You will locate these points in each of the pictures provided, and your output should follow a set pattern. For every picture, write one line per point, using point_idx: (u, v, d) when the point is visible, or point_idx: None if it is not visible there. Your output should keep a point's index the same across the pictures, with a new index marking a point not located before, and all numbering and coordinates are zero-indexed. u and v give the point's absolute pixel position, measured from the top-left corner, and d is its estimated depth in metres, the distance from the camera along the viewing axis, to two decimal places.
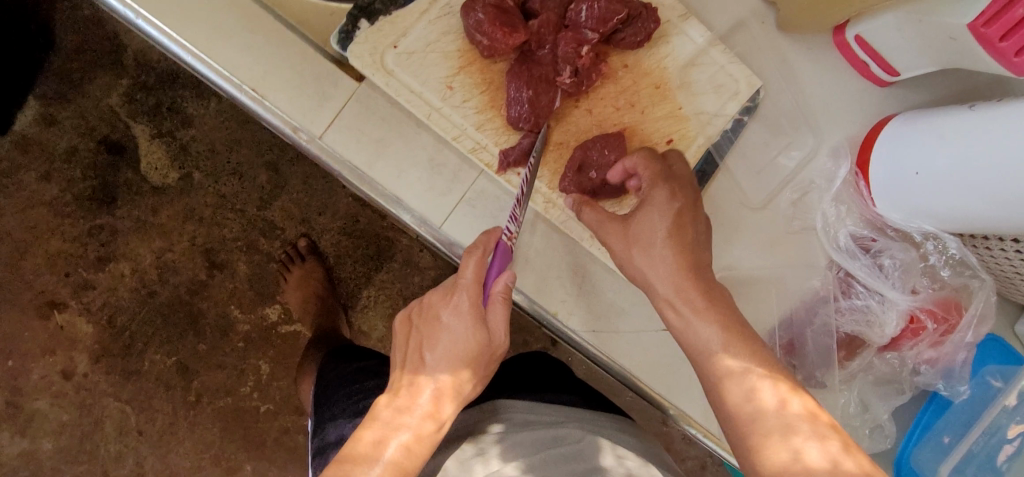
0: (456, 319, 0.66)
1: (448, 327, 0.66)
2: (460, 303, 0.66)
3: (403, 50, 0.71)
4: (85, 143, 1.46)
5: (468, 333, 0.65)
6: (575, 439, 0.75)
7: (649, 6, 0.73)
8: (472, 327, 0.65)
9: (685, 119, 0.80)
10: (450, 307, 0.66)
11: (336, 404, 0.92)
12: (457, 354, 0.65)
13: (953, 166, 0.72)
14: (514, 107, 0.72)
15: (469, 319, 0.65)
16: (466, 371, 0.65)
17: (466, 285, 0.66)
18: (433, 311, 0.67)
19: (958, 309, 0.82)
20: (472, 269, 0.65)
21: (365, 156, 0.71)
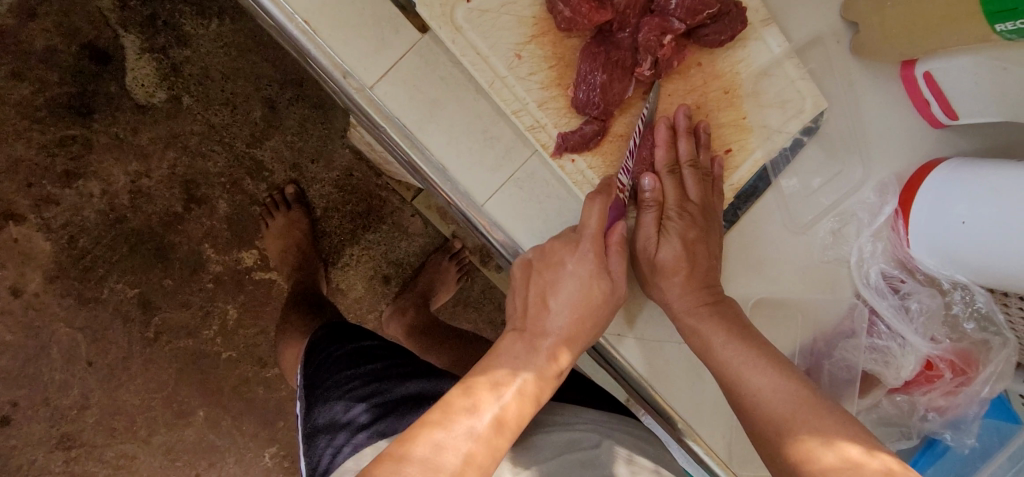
0: (580, 268, 0.67)
1: (573, 276, 0.67)
2: (585, 253, 0.67)
3: (476, 7, 0.64)
4: (66, 44, 1.32)
5: (593, 281, 0.67)
6: (590, 444, 0.72)
7: (740, 5, 0.69)
8: (597, 274, 0.67)
9: (748, 130, 0.77)
10: (575, 256, 0.67)
11: (338, 385, 0.88)
12: (581, 301, 0.67)
13: (1001, 217, 0.71)
14: (582, 89, 0.67)
15: (594, 269, 0.67)
16: (589, 318, 0.67)
17: (591, 235, 0.67)
18: (556, 257, 0.67)
19: (976, 364, 0.82)
20: (598, 216, 0.66)
21: (416, 115, 0.65)
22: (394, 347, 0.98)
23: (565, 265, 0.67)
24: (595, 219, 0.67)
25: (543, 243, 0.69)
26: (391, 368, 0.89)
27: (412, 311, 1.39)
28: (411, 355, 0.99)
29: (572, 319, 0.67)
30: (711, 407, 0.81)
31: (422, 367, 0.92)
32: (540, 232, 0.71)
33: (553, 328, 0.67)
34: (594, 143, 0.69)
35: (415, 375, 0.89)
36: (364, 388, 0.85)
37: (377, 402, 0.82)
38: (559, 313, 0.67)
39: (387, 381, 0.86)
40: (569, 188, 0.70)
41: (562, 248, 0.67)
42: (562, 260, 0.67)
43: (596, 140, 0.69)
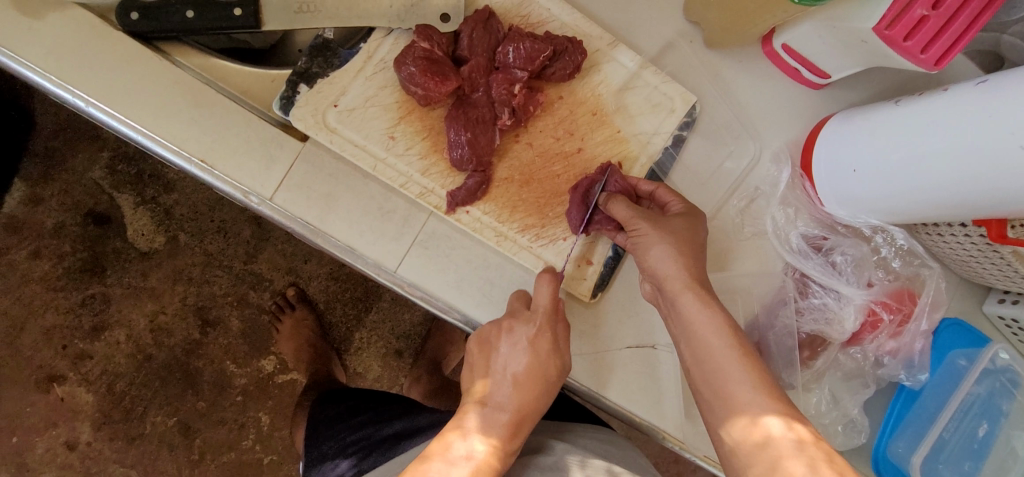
0: (537, 342, 0.73)
1: (521, 348, 0.73)
2: (539, 329, 0.73)
3: (343, 108, 0.75)
4: (72, 217, 1.43)
5: (544, 355, 0.73)
6: (554, 451, 0.78)
7: (573, 39, 0.78)
8: (551, 346, 0.73)
9: (625, 141, 0.84)
10: (532, 332, 0.72)
11: (329, 436, 1.00)
12: (532, 379, 0.73)
13: (894, 159, 0.75)
14: (454, 149, 0.75)
15: (549, 343, 0.73)
16: (542, 391, 0.74)
17: (544, 308, 0.74)
18: (511, 330, 0.73)
19: (911, 298, 0.86)
20: (549, 291, 0.73)
21: (315, 211, 0.74)
22: (375, 397, 1.10)
23: (521, 338, 0.73)
24: (546, 296, 0.74)
25: (500, 320, 0.74)
26: (371, 416, 1.01)
27: (426, 378, 1.45)
28: (395, 398, 1.10)
29: (527, 392, 0.73)
30: (670, 401, 0.83)
31: (402, 406, 1.03)
32: (456, 283, 0.77)
33: (508, 402, 0.73)
34: (482, 194, 0.77)
35: (396, 415, 0.99)
36: (354, 443, 0.95)
37: (351, 451, 0.93)
38: (508, 386, 0.74)
39: (366, 428, 0.97)
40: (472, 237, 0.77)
41: (515, 323, 0.73)
42: (519, 331, 0.73)
43: (482, 189, 0.77)
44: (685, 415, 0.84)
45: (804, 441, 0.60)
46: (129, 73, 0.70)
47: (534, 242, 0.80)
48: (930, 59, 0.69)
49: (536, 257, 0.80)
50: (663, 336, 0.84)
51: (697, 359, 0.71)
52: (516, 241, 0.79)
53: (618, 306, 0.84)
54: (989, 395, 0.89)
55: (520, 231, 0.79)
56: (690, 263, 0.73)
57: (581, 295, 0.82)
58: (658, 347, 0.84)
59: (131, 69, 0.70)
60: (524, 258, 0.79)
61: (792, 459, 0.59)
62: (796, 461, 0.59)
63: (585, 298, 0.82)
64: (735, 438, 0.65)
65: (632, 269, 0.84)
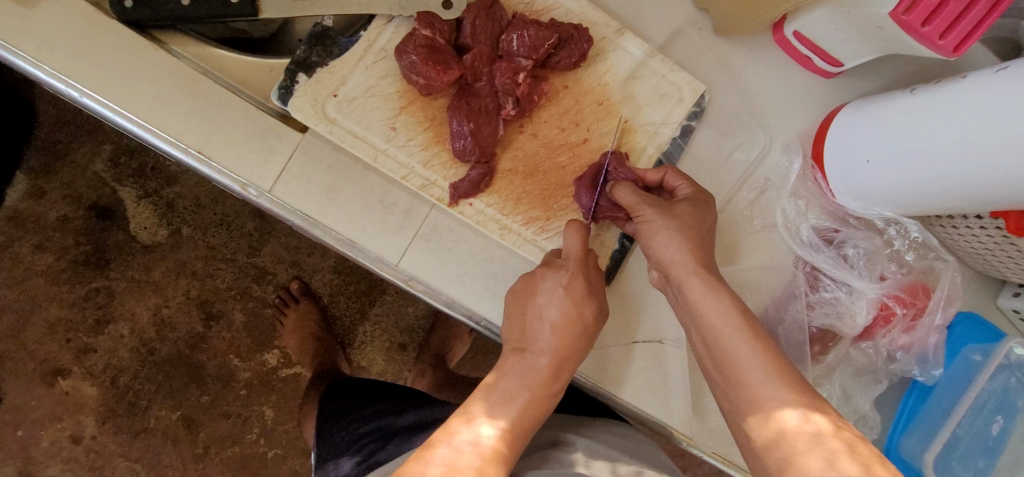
0: (573, 284, 0.72)
1: (556, 294, 0.72)
2: (572, 274, 0.72)
3: (343, 98, 0.73)
4: (74, 210, 1.42)
5: (578, 293, 0.72)
6: (561, 445, 0.77)
7: (579, 27, 0.76)
8: (585, 289, 0.72)
9: (632, 131, 0.82)
10: (566, 277, 0.72)
11: (345, 425, 0.99)
12: (568, 322, 0.72)
13: (908, 148, 0.73)
14: (457, 140, 0.73)
15: (584, 287, 0.72)
16: (580, 336, 0.72)
17: (575, 255, 0.73)
18: (544, 276, 0.72)
19: (925, 292, 0.84)
20: (579, 238, 0.73)
21: (315, 203, 0.72)
22: (378, 388, 1.08)
23: (553, 286, 0.72)
24: (575, 243, 0.73)
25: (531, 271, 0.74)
26: (387, 406, 0.99)
27: (431, 371, 1.43)
28: (407, 389, 1.08)
29: (565, 336, 0.71)
30: (678, 397, 0.82)
31: (415, 399, 1.01)
32: (459, 277, 0.76)
33: (549, 346, 0.71)
34: (485, 186, 0.76)
35: (403, 407, 0.97)
36: (362, 437, 0.93)
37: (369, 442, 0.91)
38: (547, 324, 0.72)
39: (383, 418, 0.95)
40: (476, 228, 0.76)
41: (548, 271, 0.73)
42: (551, 278, 0.72)
43: (486, 181, 0.76)
44: (692, 411, 0.83)
45: (821, 435, 0.57)
46: (124, 63, 0.69)
47: (538, 235, 0.78)
48: (948, 45, 0.66)
49: (541, 251, 0.78)
50: (670, 331, 0.82)
51: (707, 352, 0.69)
52: (520, 235, 0.77)
53: (624, 300, 0.82)
54: (1006, 390, 0.87)
55: (525, 224, 0.78)
56: (698, 255, 0.71)
57: None
58: (665, 342, 0.82)
59: (126, 58, 0.69)
60: (529, 251, 0.77)
61: (810, 455, 0.56)
62: (813, 454, 0.56)
63: None
64: (747, 433, 0.63)
65: (639, 262, 0.82)
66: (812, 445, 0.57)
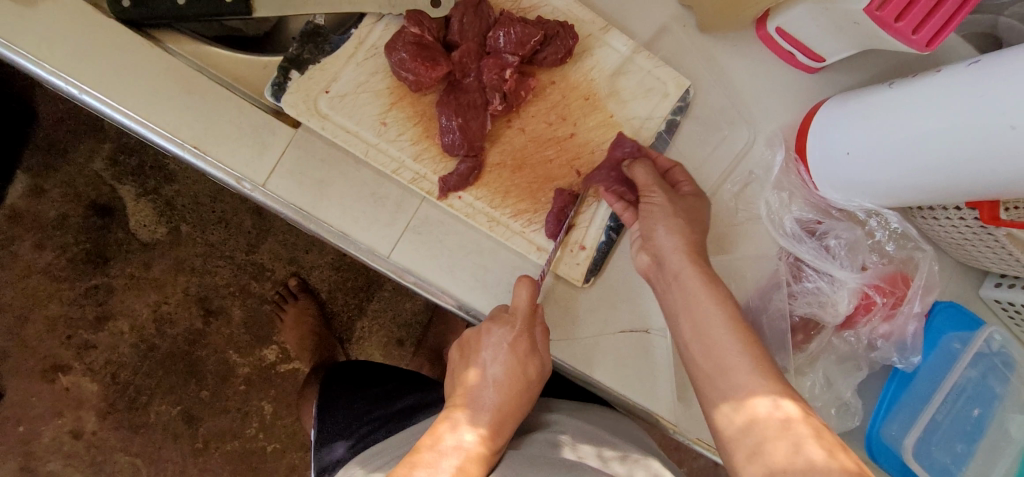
0: (517, 341, 0.74)
1: (501, 350, 0.75)
2: (516, 332, 0.74)
3: (335, 94, 0.75)
4: (74, 209, 1.44)
5: (521, 356, 0.74)
6: (548, 430, 0.79)
7: (565, 24, 0.78)
8: (527, 350, 0.74)
9: (618, 126, 0.84)
10: (510, 334, 0.74)
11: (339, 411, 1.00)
12: (512, 378, 0.75)
13: (886, 143, 0.75)
14: (446, 134, 0.75)
15: (527, 345, 0.75)
16: (523, 392, 0.75)
17: (521, 315, 0.75)
18: (489, 335, 0.75)
19: (905, 282, 0.85)
20: (528, 295, 0.75)
21: (308, 196, 0.74)
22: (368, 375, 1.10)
23: (497, 342, 0.75)
24: (524, 300, 0.75)
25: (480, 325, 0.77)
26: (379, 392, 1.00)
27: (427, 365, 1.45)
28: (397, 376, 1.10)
29: (508, 392, 0.75)
30: (664, 385, 0.84)
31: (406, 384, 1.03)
32: (449, 268, 0.78)
33: (489, 402, 0.74)
34: (474, 180, 0.77)
35: (397, 394, 0.99)
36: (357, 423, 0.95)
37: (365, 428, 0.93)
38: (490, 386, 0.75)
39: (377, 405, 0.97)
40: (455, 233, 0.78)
41: (494, 326, 0.75)
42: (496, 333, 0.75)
43: (474, 175, 0.78)
44: (678, 398, 0.85)
45: (794, 417, 0.60)
46: (122, 62, 0.71)
47: (526, 227, 0.80)
48: (921, 39, 0.69)
49: (529, 242, 0.80)
50: (656, 320, 0.84)
51: (688, 340, 0.71)
52: (509, 227, 0.79)
53: (611, 290, 0.84)
54: (982, 378, 0.89)
55: (513, 216, 0.80)
56: (680, 246, 0.74)
57: (574, 280, 0.82)
58: (651, 331, 0.84)
59: (124, 57, 0.71)
60: (518, 243, 0.79)
61: (783, 436, 0.59)
62: (786, 435, 0.59)
63: (577, 283, 0.82)
64: (725, 417, 0.65)
65: (625, 253, 0.84)
66: (784, 428, 0.59)
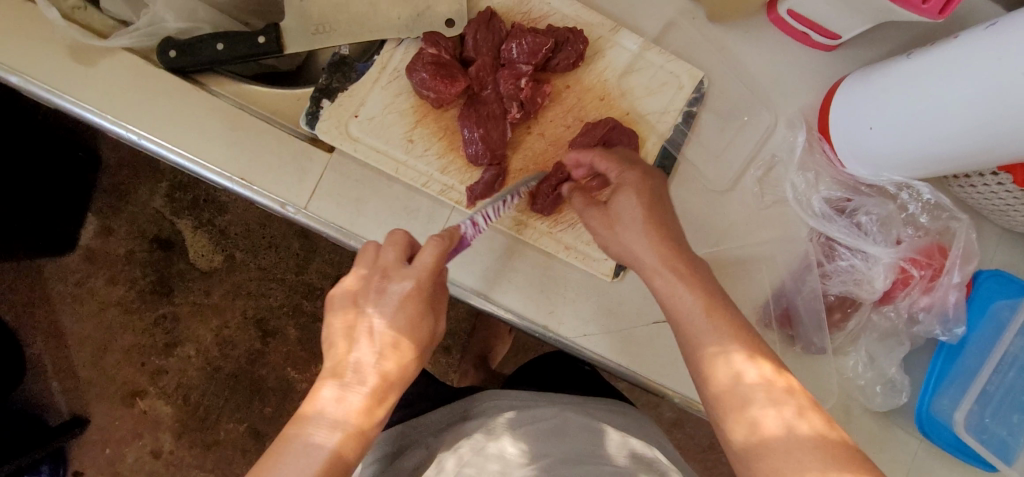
0: (406, 302, 0.68)
1: (392, 307, 0.68)
2: (414, 287, 0.68)
3: (363, 118, 0.80)
4: (140, 244, 1.56)
5: (415, 313, 0.69)
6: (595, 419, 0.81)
7: (574, 30, 0.81)
8: (421, 308, 0.69)
9: (634, 123, 0.86)
10: (407, 291, 0.68)
11: None
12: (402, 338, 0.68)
13: (910, 113, 0.74)
14: (469, 145, 0.79)
15: (420, 302, 0.69)
16: (415, 350, 0.70)
17: (421, 270, 0.68)
18: (382, 293, 0.68)
19: (941, 253, 0.84)
20: (434, 253, 0.68)
21: (346, 215, 0.79)
22: None
23: (394, 297, 0.68)
24: (429, 256, 0.68)
25: (367, 279, 0.70)
26: None
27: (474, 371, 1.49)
28: None
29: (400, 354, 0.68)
30: None
31: None
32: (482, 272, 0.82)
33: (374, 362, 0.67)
34: (499, 186, 0.81)
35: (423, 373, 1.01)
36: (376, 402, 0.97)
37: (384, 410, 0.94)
38: (371, 347, 0.68)
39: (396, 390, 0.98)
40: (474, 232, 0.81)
41: (388, 282, 0.69)
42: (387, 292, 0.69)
43: (499, 181, 0.81)
44: None
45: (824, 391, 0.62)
46: (173, 107, 0.77)
47: (553, 228, 0.84)
48: (933, 8, 0.68)
49: (557, 242, 0.83)
50: None
51: None
52: (536, 229, 0.83)
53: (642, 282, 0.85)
54: None
55: (539, 218, 0.83)
56: None
57: (603, 274, 0.83)
58: None
59: (174, 102, 0.78)
60: (545, 243, 0.83)
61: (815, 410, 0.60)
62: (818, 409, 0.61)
63: (608, 278, 0.84)
64: None
65: None
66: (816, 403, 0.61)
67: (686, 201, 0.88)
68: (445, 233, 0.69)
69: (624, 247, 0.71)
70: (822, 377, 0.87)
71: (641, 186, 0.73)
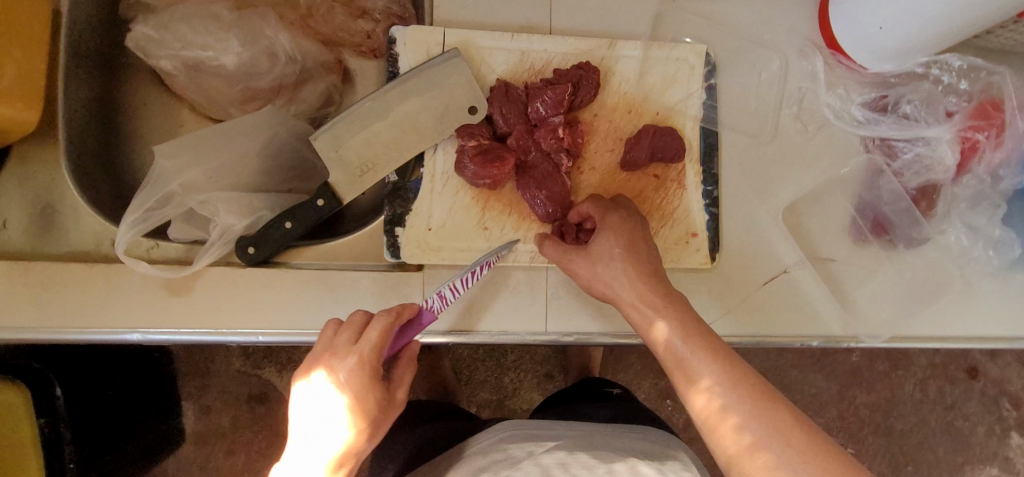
0: (357, 376, 0.70)
1: (344, 383, 0.69)
2: (364, 362, 0.70)
3: (437, 227, 0.84)
4: None
5: (370, 386, 0.70)
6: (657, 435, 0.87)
7: (583, 65, 0.85)
8: (375, 381, 0.70)
9: (666, 118, 0.89)
10: (357, 366, 0.70)
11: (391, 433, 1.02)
12: (359, 412, 0.69)
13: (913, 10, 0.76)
14: (538, 208, 0.83)
15: (373, 376, 0.70)
16: (374, 425, 0.70)
17: (371, 346, 0.70)
18: (333, 368, 0.70)
19: (997, 108, 0.86)
20: (381, 327, 0.71)
21: (460, 318, 0.82)
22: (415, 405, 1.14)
23: (345, 372, 0.70)
24: (377, 333, 0.71)
25: (320, 357, 0.71)
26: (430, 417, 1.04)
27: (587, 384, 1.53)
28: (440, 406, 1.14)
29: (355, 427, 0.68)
30: (828, 307, 0.87)
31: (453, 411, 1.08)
32: (598, 311, 0.85)
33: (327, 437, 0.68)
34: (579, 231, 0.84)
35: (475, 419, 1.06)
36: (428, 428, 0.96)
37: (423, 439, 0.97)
38: (324, 423, 0.68)
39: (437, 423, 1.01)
40: (563, 284, 0.84)
41: (336, 361, 0.70)
42: (340, 366, 0.70)
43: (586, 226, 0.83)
44: (847, 310, 0.88)
45: None
46: (271, 295, 0.80)
47: None
48: None
49: None
50: (790, 257, 0.89)
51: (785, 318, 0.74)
52: None
53: (737, 253, 0.89)
54: None
55: None
56: None
57: (702, 264, 0.87)
58: (791, 268, 0.88)
59: (271, 291, 0.80)
60: None
61: None
62: None
63: (707, 264, 0.87)
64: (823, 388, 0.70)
65: (732, 215, 0.90)
66: None
67: (744, 163, 0.91)
68: (389, 306, 0.73)
69: (605, 285, 0.75)
70: (936, 263, 0.90)
71: (620, 229, 0.77)
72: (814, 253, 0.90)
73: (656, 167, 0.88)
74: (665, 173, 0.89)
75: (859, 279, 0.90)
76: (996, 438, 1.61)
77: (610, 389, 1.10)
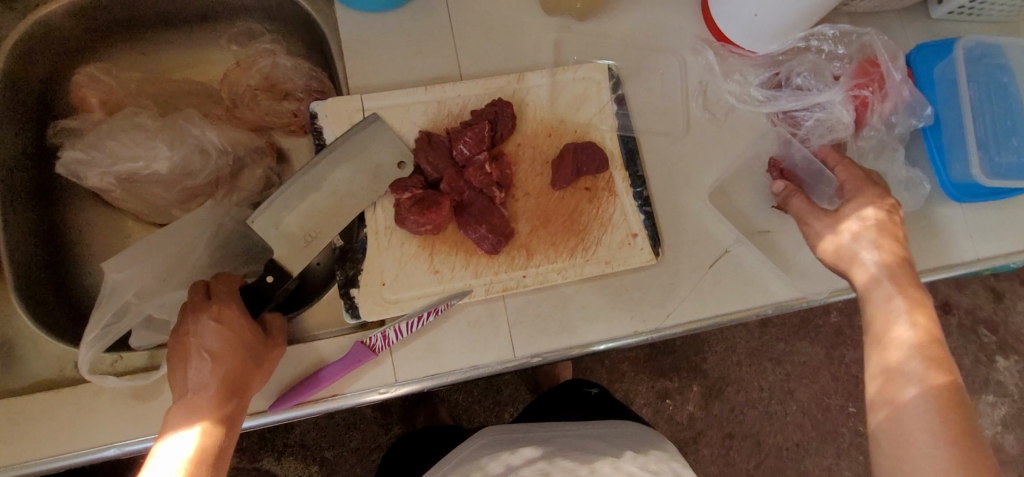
0: (220, 318, 0.76)
1: (212, 327, 0.75)
2: (224, 307, 0.77)
3: (390, 280, 0.87)
4: None
5: (238, 324, 0.77)
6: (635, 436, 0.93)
7: (495, 102, 0.91)
8: (243, 320, 0.78)
9: (585, 133, 0.95)
10: (218, 311, 0.77)
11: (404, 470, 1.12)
12: (233, 344, 0.75)
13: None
14: (482, 241, 0.87)
15: (238, 316, 0.78)
16: (253, 356, 0.76)
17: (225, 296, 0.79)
18: (197, 317, 0.76)
19: (874, 65, 0.94)
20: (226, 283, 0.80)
21: (431, 363, 0.85)
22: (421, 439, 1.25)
23: (209, 318, 0.76)
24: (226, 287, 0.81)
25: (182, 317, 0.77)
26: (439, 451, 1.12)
27: None
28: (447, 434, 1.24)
29: (234, 361, 0.74)
30: (771, 276, 0.93)
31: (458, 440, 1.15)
32: (560, 327, 0.88)
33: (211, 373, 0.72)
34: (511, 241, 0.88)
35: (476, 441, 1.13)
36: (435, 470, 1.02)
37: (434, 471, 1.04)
38: (205, 363, 0.73)
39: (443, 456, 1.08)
40: (523, 308, 0.88)
41: (197, 313, 0.76)
42: (204, 314, 0.76)
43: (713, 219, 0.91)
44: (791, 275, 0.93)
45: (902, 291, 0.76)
46: None
47: (587, 256, 0.90)
48: None
49: (598, 262, 0.90)
50: (727, 237, 0.93)
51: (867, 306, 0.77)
52: (579, 264, 0.90)
53: (678, 245, 0.93)
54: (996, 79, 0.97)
55: (573, 255, 0.90)
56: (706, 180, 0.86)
57: (648, 261, 0.90)
58: (731, 248, 0.93)
59: None
60: (592, 269, 0.90)
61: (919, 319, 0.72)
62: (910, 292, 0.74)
63: (652, 259, 0.91)
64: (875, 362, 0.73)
65: (667, 210, 0.94)
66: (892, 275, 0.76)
67: (666, 159, 0.96)
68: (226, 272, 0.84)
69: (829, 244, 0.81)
70: None
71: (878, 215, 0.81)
72: (750, 228, 0.95)
73: (586, 181, 0.93)
74: (595, 185, 0.93)
75: (797, 243, 0.95)
76: (984, 366, 1.66)
77: (589, 389, 1.14)
